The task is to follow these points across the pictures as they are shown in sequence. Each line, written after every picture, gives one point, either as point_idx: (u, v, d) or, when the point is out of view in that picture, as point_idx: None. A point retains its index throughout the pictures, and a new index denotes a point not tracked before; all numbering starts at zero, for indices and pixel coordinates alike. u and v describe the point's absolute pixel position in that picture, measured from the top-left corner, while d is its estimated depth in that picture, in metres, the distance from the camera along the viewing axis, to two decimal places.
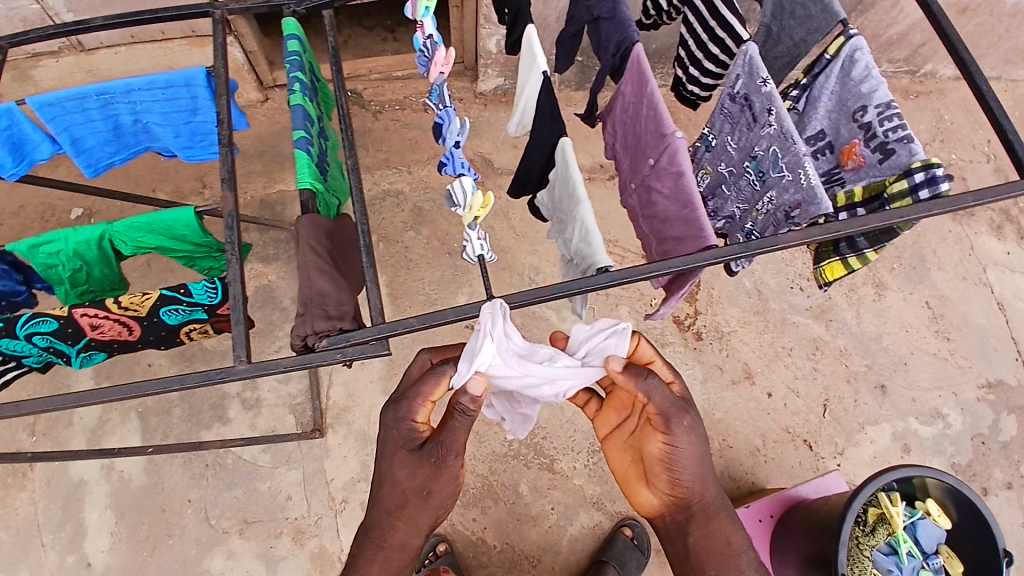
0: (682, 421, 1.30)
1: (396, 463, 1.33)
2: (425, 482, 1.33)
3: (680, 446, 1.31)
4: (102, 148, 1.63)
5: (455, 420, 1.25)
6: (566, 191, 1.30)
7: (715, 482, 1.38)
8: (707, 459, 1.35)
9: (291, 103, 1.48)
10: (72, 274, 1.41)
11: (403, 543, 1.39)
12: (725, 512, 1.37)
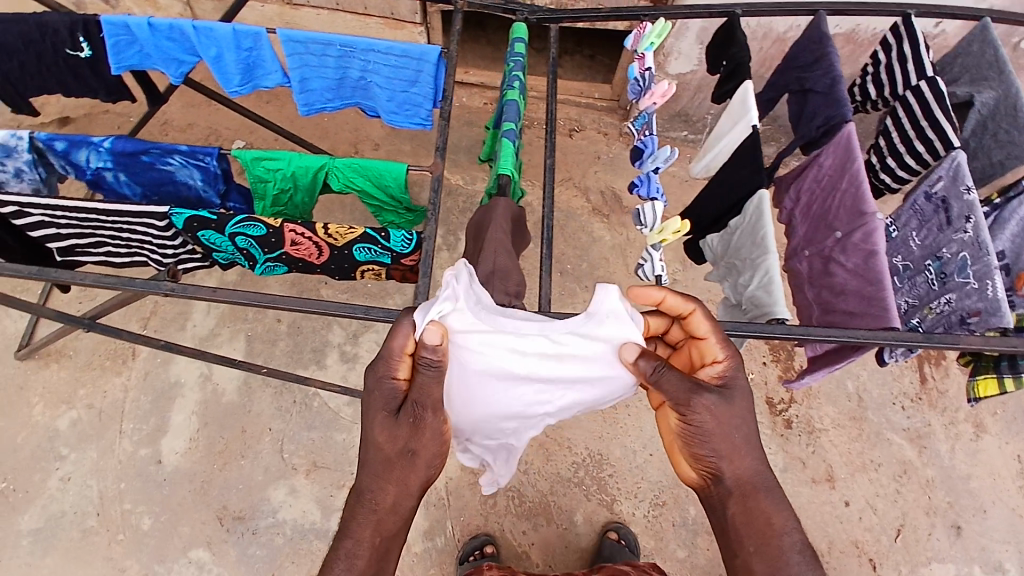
0: (696, 397, 1.15)
1: (375, 423, 1.17)
2: (409, 438, 1.16)
3: (701, 422, 1.16)
4: (323, 93, 1.79)
5: (422, 376, 1.11)
6: (749, 238, 1.35)
7: (753, 460, 1.20)
8: (739, 434, 1.18)
9: (506, 97, 1.60)
10: (278, 193, 1.58)
11: (395, 504, 1.19)
12: (763, 492, 1.20)
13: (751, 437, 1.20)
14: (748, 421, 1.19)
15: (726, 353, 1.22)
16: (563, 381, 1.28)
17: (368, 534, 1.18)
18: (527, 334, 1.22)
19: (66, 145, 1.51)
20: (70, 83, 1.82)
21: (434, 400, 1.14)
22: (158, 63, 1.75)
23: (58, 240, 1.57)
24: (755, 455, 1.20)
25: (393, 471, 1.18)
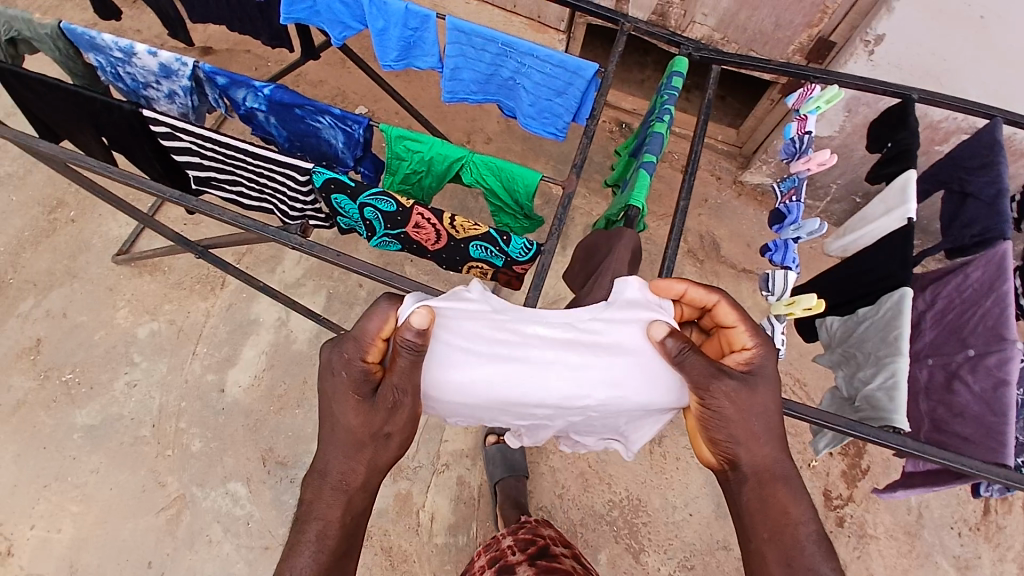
0: (716, 381, 1.06)
1: (339, 407, 1.10)
2: (380, 424, 1.09)
3: (721, 408, 1.08)
4: (469, 84, 1.82)
5: (403, 360, 1.03)
6: (881, 336, 1.31)
7: (774, 446, 1.12)
8: (761, 419, 1.10)
9: (652, 128, 1.57)
10: (410, 172, 1.61)
11: (365, 483, 1.12)
12: (782, 480, 1.12)
13: (773, 426, 1.11)
14: (773, 410, 1.12)
15: (755, 340, 1.15)
16: (599, 374, 1.10)
17: (333, 514, 1.09)
18: (538, 320, 1.14)
19: (228, 83, 1.57)
20: (234, 22, 1.89)
21: (415, 385, 1.07)
22: (324, 22, 1.77)
23: (195, 168, 1.64)
24: (777, 443, 1.12)
25: (360, 451, 1.11)
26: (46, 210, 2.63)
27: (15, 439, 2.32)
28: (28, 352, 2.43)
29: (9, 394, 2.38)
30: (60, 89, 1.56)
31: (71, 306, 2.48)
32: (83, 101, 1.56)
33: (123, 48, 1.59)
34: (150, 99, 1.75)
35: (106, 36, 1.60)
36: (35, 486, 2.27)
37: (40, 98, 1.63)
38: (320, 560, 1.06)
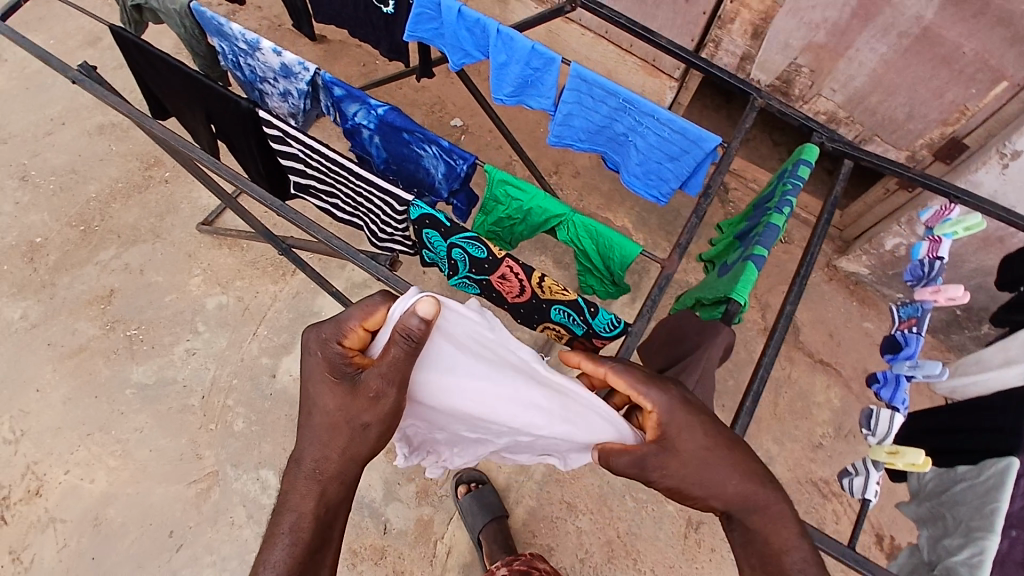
0: (646, 463, 1.05)
1: (317, 389, 1.08)
2: (358, 410, 1.05)
3: (665, 484, 1.05)
4: (579, 132, 1.74)
5: (397, 349, 1.02)
6: (978, 507, 1.18)
7: (738, 478, 1.04)
8: (708, 461, 1.03)
9: (769, 218, 1.42)
10: (504, 216, 1.56)
11: (339, 472, 1.08)
12: (761, 509, 1.04)
13: (722, 459, 1.04)
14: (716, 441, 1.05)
15: (650, 405, 1.02)
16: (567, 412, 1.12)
17: (307, 506, 1.06)
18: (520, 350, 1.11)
19: (342, 95, 1.56)
20: (357, 27, 1.88)
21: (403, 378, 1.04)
22: (446, 46, 1.74)
23: (294, 172, 1.64)
24: (739, 471, 1.04)
25: (335, 436, 1.07)
26: (143, 166, 2.72)
27: (72, 382, 2.40)
28: (100, 300, 2.51)
29: (74, 338, 2.46)
30: (184, 74, 1.58)
31: (148, 263, 2.55)
32: (201, 87, 1.57)
33: (250, 42, 1.60)
34: (263, 94, 1.76)
35: (234, 27, 1.60)
36: (80, 432, 2.34)
37: (163, 77, 1.66)
38: (294, 553, 1.02)
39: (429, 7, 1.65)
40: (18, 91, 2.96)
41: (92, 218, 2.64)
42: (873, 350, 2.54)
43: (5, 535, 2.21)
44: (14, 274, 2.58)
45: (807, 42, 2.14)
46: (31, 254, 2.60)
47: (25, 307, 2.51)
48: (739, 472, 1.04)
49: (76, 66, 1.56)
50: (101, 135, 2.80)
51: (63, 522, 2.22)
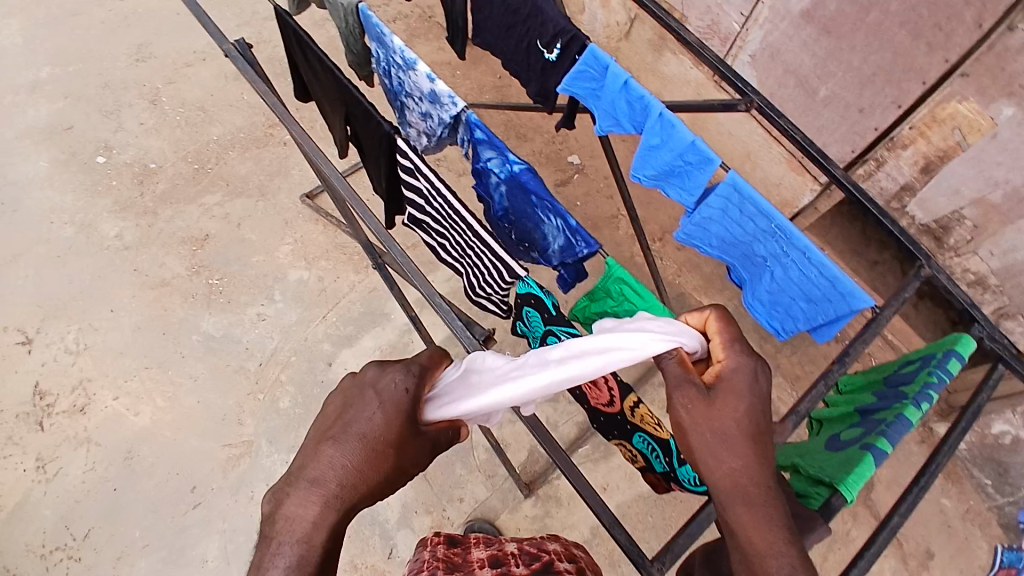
0: (680, 385, 0.94)
1: (376, 412, 0.87)
2: (411, 455, 0.89)
3: (679, 417, 0.94)
4: (713, 238, 1.57)
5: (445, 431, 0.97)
6: None
7: (753, 457, 0.90)
8: (738, 421, 0.91)
9: (904, 408, 1.22)
10: (612, 310, 1.44)
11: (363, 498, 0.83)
12: (752, 506, 0.87)
13: (747, 438, 0.91)
14: (756, 415, 0.92)
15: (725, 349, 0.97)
16: None
17: (315, 537, 0.78)
18: None
19: (480, 139, 1.48)
20: (514, 63, 1.81)
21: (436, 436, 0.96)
22: (599, 110, 1.61)
23: (411, 204, 1.60)
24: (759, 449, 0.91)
25: (376, 462, 0.85)
26: (266, 123, 2.83)
27: (143, 312, 2.46)
28: (194, 242, 2.59)
29: (160, 271, 2.53)
30: (338, 79, 1.54)
31: (247, 220, 2.66)
32: (347, 96, 1.54)
33: (406, 60, 1.55)
34: (404, 108, 1.73)
35: (397, 41, 1.55)
36: (141, 363, 2.39)
37: (314, 73, 1.63)
38: None
39: (595, 68, 1.55)
40: (171, 18, 3.08)
41: (207, 159, 2.75)
42: (946, 531, 2.31)
43: (42, 440, 2.27)
44: (121, 193, 2.67)
45: (980, 195, 1.97)
46: (142, 178, 2.70)
47: (122, 227, 2.60)
48: (757, 464, 0.90)
49: (231, 41, 1.48)
50: (236, 81, 2.90)
51: (99, 444, 2.27)
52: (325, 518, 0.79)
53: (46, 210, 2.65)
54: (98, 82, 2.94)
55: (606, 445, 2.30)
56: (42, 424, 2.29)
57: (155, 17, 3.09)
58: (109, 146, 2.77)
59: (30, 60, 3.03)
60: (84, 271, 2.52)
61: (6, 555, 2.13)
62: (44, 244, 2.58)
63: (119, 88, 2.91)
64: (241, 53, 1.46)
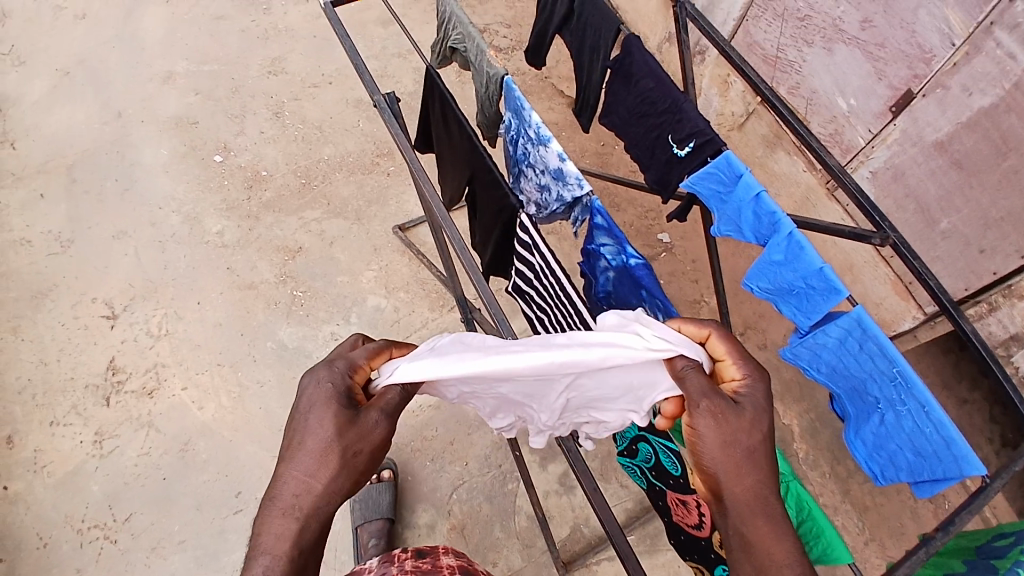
0: (705, 398, 0.95)
1: (315, 419, 0.93)
2: (358, 437, 0.94)
3: (703, 426, 0.93)
4: (820, 363, 1.54)
5: (393, 394, 0.99)
6: None
7: (764, 474, 0.94)
8: (758, 436, 0.94)
9: None
10: None
11: (316, 510, 0.91)
12: (774, 520, 0.91)
13: (767, 454, 0.94)
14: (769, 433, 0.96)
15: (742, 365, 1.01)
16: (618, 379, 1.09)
17: (282, 548, 0.87)
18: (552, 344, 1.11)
19: (598, 226, 1.47)
20: (638, 148, 1.81)
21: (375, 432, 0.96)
22: (720, 212, 1.59)
23: (516, 272, 1.63)
24: (769, 466, 0.95)
25: (324, 463, 0.91)
26: (375, 152, 3.00)
27: (227, 310, 2.55)
28: (287, 251, 2.70)
29: (251, 273, 2.64)
30: (471, 144, 1.58)
31: (339, 244, 2.75)
32: (478, 159, 1.57)
33: (540, 136, 1.57)
34: (522, 176, 1.76)
35: (535, 116, 1.58)
36: (214, 359, 2.45)
37: (447, 131, 1.68)
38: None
39: (724, 175, 1.53)
40: (308, 36, 3.28)
41: (315, 176, 2.90)
42: None
43: (105, 415, 2.34)
44: (231, 193, 2.81)
45: None
46: (252, 183, 2.84)
47: (224, 225, 2.73)
48: (774, 480, 0.94)
49: (381, 93, 1.54)
50: (355, 108, 3.09)
51: (158, 430, 2.32)
52: (287, 529, 0.88)
53: (157, 197, 2.79)
54: (228, 85, 3.11)
55: (654, 539, 2.21)
56: (108, 400, 2.37)
57: (293, 34, 3.29)
58: (227, 147, 2.93)
59: (167, 52, 3.23)
60: (180, 260, 2.64)
61: (44, 521, 2.18)
62: (150, 227, 2.71)
63: (247, 94, 3.08)
64: (389, 107, 1.52)
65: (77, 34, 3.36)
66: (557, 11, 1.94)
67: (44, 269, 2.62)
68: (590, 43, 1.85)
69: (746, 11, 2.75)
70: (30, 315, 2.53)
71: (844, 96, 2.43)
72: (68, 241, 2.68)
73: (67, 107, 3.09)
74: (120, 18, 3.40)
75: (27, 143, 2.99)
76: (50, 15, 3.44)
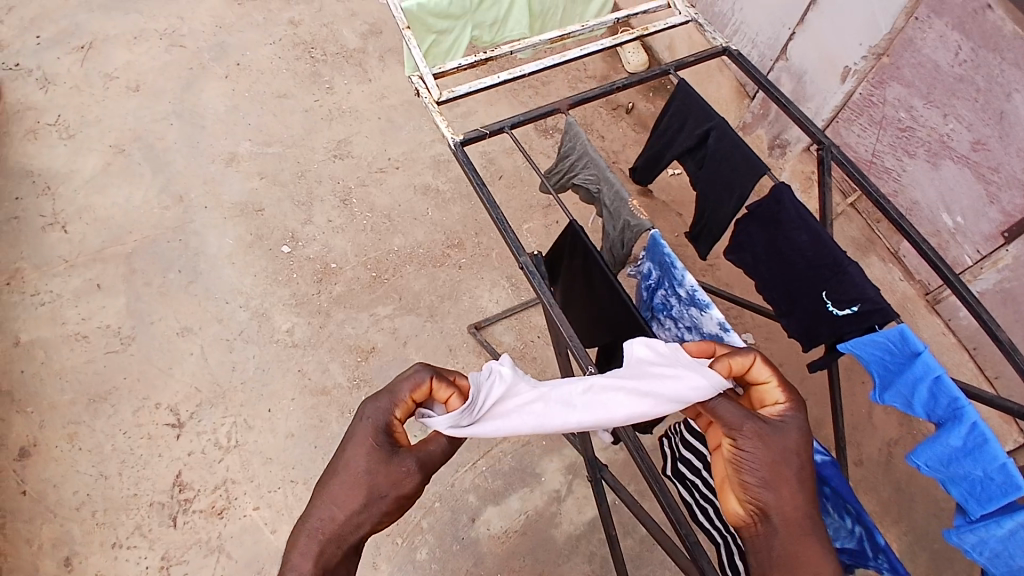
0: (747, 420, 1.11)
1: (352, 452, 1.07)
2: (385, 480, 1.06)
3: (744, 445, 1.09)
4: (980, 548, 1.27)
5: (435, 447, 1.12)
6: None
7: (801, 495, 1.08)
8: (792, 456, 1.10)
9: None
10: None
11: (340, 536, 1.03)
12: (812, 531, 1.07)
13: (805, 473, 1.10)
14: (803, 457, 1.11)
15: (783, 396, 1.17)
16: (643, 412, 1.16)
17: (305, 567, 1.00)
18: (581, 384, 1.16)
19: None
20: (775, 291, 1.67)
21: (398, 476, 1.07)
22: (882, 378, 1.44)
23: (666, 436, 1.53)
24: (805, 489, 1.10)
25: (352, 494, 1.05)
26: (445, 243, 2.91)
27: (298, 419, 2.42)
28: (360, 351, 2.59)
29: (323, 377, 2.51)
30: (620, 303, 1.48)
31: (416, 345, 2.65)
32: (636, 330, 1.46)
33: (695, 299, 1.42)
34: (655, 321, 1.64)
35: (690, 280, 1.43)
36: (287, 475, 2.32)
37: (587, 281, 1.56)
38: None
39: (897, 346, 1.39)
40: (374, 120, 3.24)
41: (385, 268, 2.81)
42: None
43: (171, 537, 2.20)
44: (301, 287, 2.72)
45: None
46: (322, 275, 2.76)
47: (294, 322, 2.63)
48: (810, 501, 1.09)
49: (526, 252, 1.42)
50: (423, 196, 3.03)
51: (230, 556, 2.18)
52: (310, 549, 1.02)
53: (224, 290, 2.68)
54: (295, 168, 3.05)
55: None
56: (175, 520, 2.23)
57: (357, 116, 3.24)
58: (295, 237, 2.85)
59: (229, 131, 3.15)
60: (249, 362, 2.52)
61: None
62: (217, 324, 2.60)
63: (314, 180, 3.02)
64: (536, 271, 1.40)
65: (130, 104, 3.22)
66: (683, 139, 1.77)
67: (102, 369, 2.49)
68: (723, 178, 1.68)
69: (838, 112, 2.67)
70: (87, 422, 2.39)
71: (949, 212, 2.40)
72: (128, 337, 2.56)
73: (127, 188, 2.95)
74: (177, 90, 3.28)
75: (80, 226, 2.83)
76: (102, 85, 3.27)
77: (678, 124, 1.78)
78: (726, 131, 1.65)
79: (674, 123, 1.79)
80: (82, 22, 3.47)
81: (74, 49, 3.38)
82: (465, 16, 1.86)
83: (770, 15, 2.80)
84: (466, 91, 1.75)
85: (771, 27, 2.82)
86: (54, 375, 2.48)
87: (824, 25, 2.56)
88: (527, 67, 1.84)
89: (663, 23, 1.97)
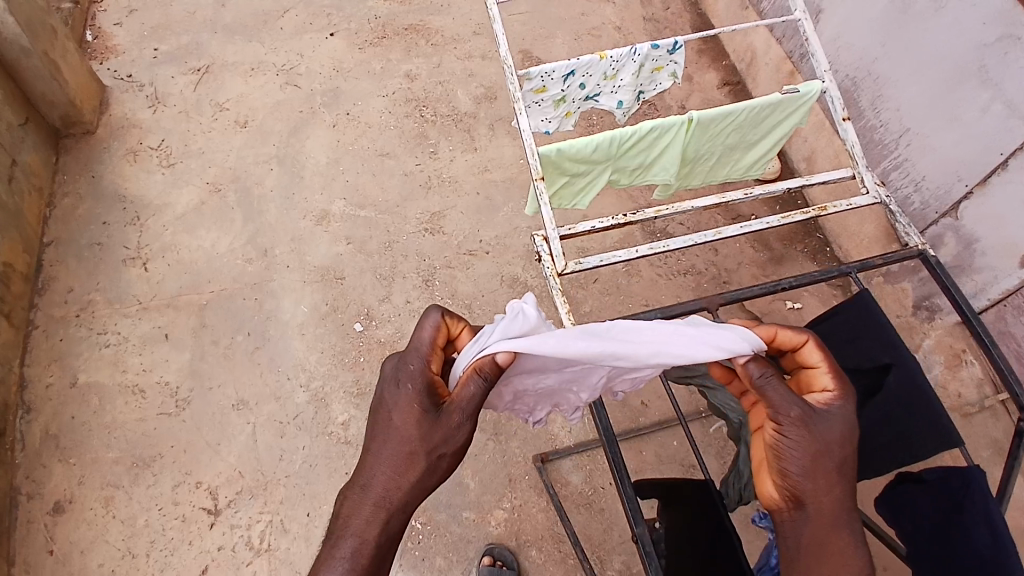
0: (795, 408, 1.14)
1: (401, 419, 1.19)
2: (439, 439, 1.18)
3: (787, 433, 1.14)
4: None
5: (473, 388, 1.17)
6: None
7: (838, 488, 1.14)
8: (836, 446, 1.15)
9: None
10: None
11: (405, 504, 1.19)
12: (844, 522, 1.14)
13: (847, 464, 1.16)
14: (848, 447, 1.16)
15: (834, 385, 1.21)
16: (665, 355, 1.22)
17: (371, 532, 1.17)
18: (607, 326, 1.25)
19: None
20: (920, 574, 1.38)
21: (446, 423, 1.18)
22: None
23: None
24: (844, 484, 1.15)
25: (409, 463, 1.18)
26: None
27: None
28: None
29: None
30: None
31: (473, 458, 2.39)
32: None
33: None
34: None
35: None
36: None
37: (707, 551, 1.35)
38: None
39: None
40: (473, 195, 3.04)
41: None
42: None
43: None
44: (366, 374, 2.55)
45: None
46: None
47: (352, 415, 2.44)
48: (848, 491, 1.15)
49: (645, 524, 1.17)
50: (510, 289, 2.81)
51: None
52: (376, 519, 1.17)
53: (289, 364, 2.54)
54: (383, 238, 2.89)
55: None
56: None
57: (456, 188, 3.06)
58: (370, 315, 2.69)
59: (326, 186, 3.04)
60: (299, 453, 2.36)
61: None
62: (273, 403, 2.46)
63: (400, 254, 2.85)
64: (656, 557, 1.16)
65: (236, 140, 3.17)
66: (851, 355, 1.48)
67: (152, 431, 2.39)
68: (898, 425, 1.39)
69: (1005, 296, 2.31)
70: (125, 488, 2.30)
71: None
72: (184, 401, 2.45)
73: (215, 231, 2.88)
74: (285, 132, 3.20)
75: (161, 265, 2.77)
76: (210, 115, 3.24)
77: (846, 337, 1.49)
78: (916, 380, 1.39)
79: (839, 333, 1.50)
80: (205, 44, 3.46)
81: (191, 71, 3.36)
82: (606, 162, 1.62)
83: (943, 161, 2.41)
84: (597, 264, 1.55)
85: (942, 174, 2.42)
86: (104, 428, 2.41)
87: (1008, 194, 2.19)
88: (672, 242, 1.63)
89: (846, 202, 1.71)
